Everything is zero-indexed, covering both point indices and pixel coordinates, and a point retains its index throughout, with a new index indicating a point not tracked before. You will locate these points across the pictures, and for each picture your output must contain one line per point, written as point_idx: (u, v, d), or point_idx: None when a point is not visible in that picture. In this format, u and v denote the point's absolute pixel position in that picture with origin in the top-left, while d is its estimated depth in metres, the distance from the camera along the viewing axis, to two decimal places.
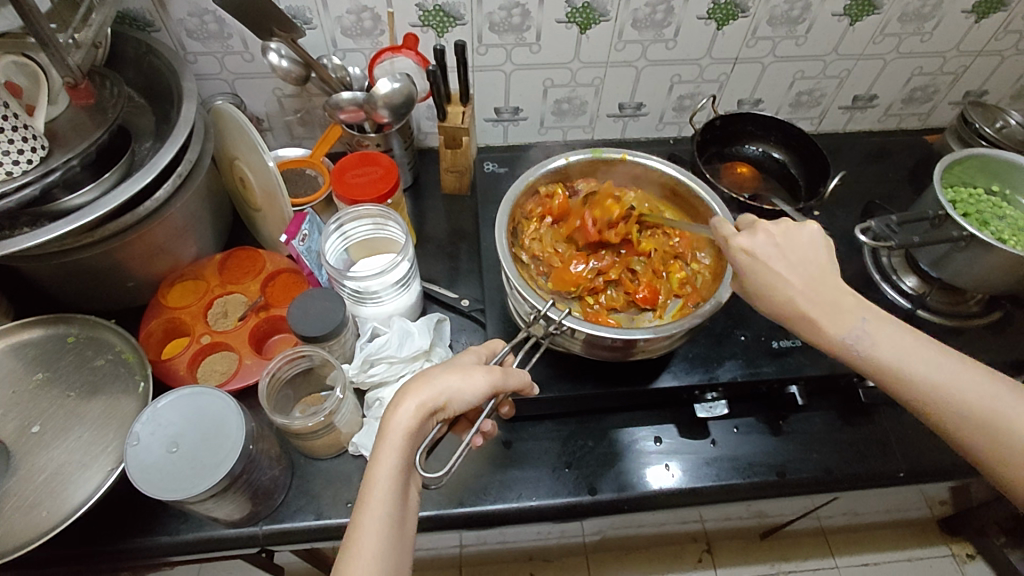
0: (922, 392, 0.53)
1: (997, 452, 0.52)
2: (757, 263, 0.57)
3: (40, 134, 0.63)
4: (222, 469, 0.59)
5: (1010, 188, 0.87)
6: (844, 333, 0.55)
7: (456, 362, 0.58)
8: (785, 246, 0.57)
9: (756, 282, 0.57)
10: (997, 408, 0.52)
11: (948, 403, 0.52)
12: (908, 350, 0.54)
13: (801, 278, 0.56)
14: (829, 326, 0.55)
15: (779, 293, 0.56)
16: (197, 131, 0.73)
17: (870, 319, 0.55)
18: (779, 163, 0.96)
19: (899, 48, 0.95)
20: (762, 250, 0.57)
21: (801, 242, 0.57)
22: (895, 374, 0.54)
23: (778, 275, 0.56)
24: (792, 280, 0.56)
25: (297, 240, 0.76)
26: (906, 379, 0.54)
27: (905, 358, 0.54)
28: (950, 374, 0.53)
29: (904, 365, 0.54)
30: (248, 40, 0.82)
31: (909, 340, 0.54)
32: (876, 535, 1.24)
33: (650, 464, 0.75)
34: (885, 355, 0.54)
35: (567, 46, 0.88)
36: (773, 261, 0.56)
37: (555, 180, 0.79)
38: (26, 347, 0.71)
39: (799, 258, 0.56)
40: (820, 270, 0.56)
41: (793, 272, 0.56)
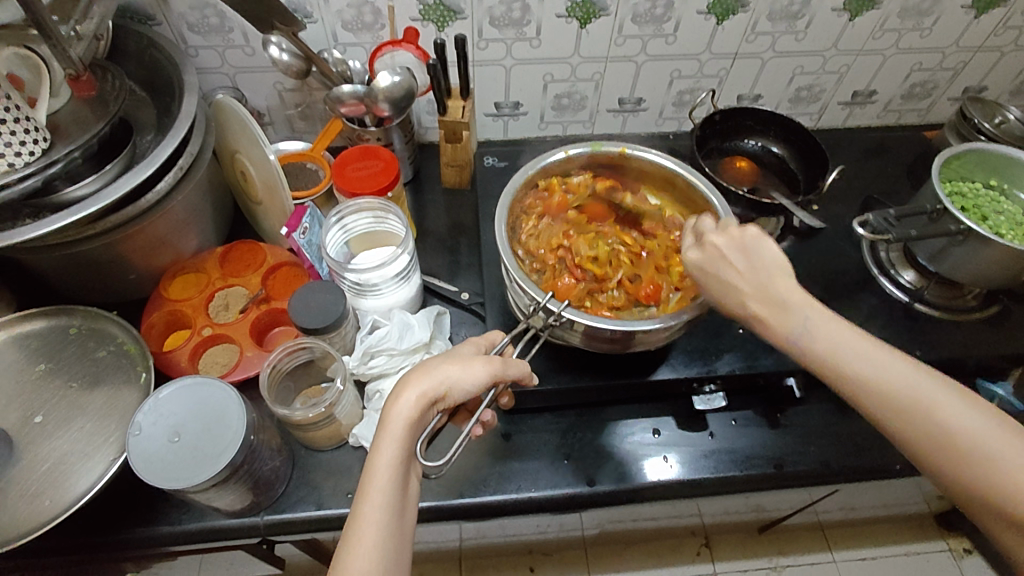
0: (857, 386, 0.51)
1: (941, 447, 0.48)
2: (706, 266, 0.59)
3: (42, 126, 0.64)
4: (222, 459, 0.59)
5: (1009, 183, 0.87)
6: (784, 330, 0.54)
7: (456, 352, 0.59)
8: (736, 250, 0.58)
9: (709, 283, 0.59)
10: (940, 407, 0.48)
11: (886, 398, 0.50)
12: (846, 343, 0.52)
13: (750, 281, 0.57)
14: (773, 323, 0.55)
15: (727, 293, 0.57)
16: (198, 124, 0.74)
17: (812, 315, 0.54)
18: (779, 158, 0.96)
19: (899, 43, 0.96)
20: (712, 257, 0.59)
21: (753, 252, 0.58)
22: (832, 366, 0.52)
23: (730, 276, 0.57)
24: (739, 282, 0.57)
25: (297, 233, 0.76)
26: (841, 371, 0.52)
27: (842, 351, 0.52)
28: (889, 368, 0.50)
29: (841, 357, 0.52)
30: (249, 34, 0.82)
31: (850, 335, 0.53)
32: (874, 530, 1.24)
33: (649, 456, 0.76)
34: (822, 348, 0.53)
35: (567, 40, 0.89)
36: (721, 266, 0.58)
37: (553, 173, 0.79)
38: (28, 338, 0.72)
39: (747, 262, 0.57)
40: (770, 272, 0.57)
41: (743, 277, 0.57)
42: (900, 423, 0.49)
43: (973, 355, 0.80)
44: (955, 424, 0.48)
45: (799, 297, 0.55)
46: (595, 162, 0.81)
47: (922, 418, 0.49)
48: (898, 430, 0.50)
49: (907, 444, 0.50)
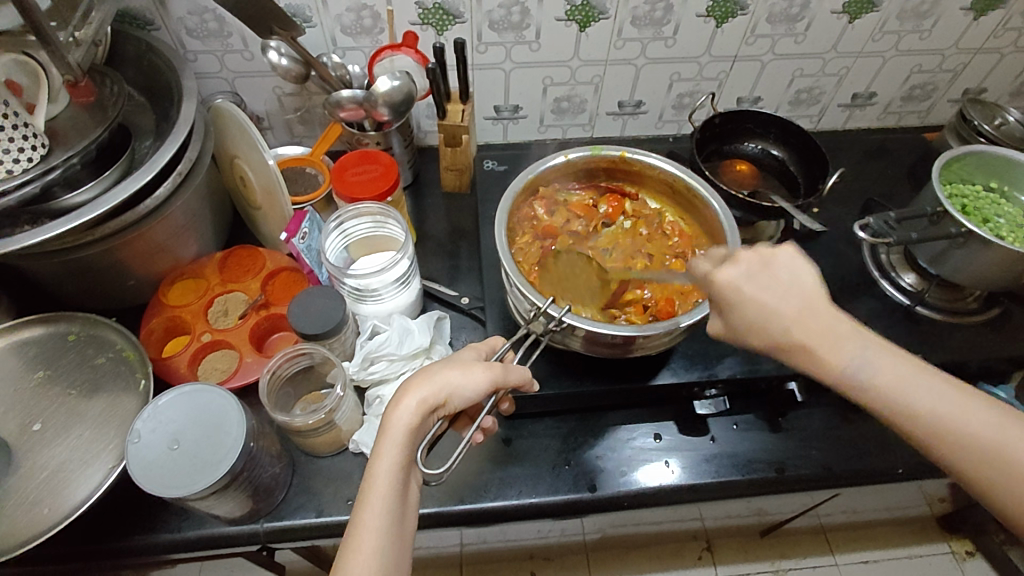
0: (923, 423, 0.50)
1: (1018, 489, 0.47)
2: (748, 290, 0.56)
3: (41, 132, 0.64)
4: (222, 466, 0.59)
5: (1009, 185, 0.87)
6: (839, 361, 0.52)
7: (456, 358, 0.58)
8: (775, 271, 0.56)
9: (750, 308, 0.55)
10: (1009, 443, 0.48)
11: (955, 435, 0.49)
12: (907, 376, 0.51)
13: (794, 307, 0.54)
14: (823, 352, 0.53)
15: (771, 319, 0.54)
16: (197, 129, 0.73)
17: (866, 347, 0.52)
18: (779, 160, 0.96)
19: (899, 45, 0.95)
20: (752, 279, 0.56)
21: (788, 272, 0.56)
22: (895, 402, 0.50)
23: (773, 302, 0.55)
24: (785, 306, 0.54)
25: (297, 238, 0.76)
26: (904, 407, 0.50)
27: (904, 385, 0.51)
28: (953, 405, 0.50)
29: (902, 392, 0.50)
30: (248, 38, 0.82)
31: (907, 366, 0.51)
32: (875, 532, 1.24)
33: (650, 461, 0.75)
34: (880, 383, 0.51)
35: (566, 44, 0.88)
36: (763, 290, 0.55)
37: (552, 177, 0.79)
38: (27, 345, 0.71)
39: (789, 286, 0.55)
40: (813, 298, 0.55)
41: (784, 301, 0.54)
42: (970, 461, 0.48)
43: (975, 358, 0.80)
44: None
45: (847, 325, 0.53)
46: (595, 167, 0.81)
47: (993, 454, 0.48)
48: (969, 468, 0.49)
49: (978, 482, 0.49)
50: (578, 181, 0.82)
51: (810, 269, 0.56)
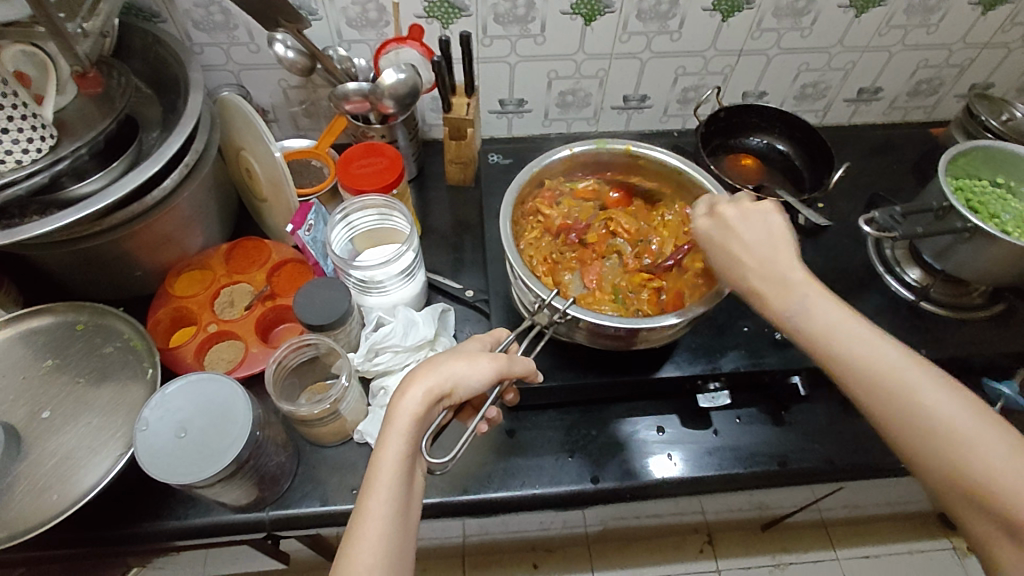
0: (841, 366, 0.51)
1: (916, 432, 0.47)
2: (716, 238, 0.60)
3: (49, 123, 0.64)
4: (228, 454, 0.59)
5: (1016, 180, 0.87)
6: (781, 303, 0.54)
7: (461, 349, 0.59)
8: (743, 225, 0.59)
9: (716, 255, 0.60)
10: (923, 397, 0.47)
11: (870, 381, 0.49)
12: (838, 323, 0.52)
13: (756, 256, 0.57)
14: (769, 294, 0.55)
15: (735, 265, 0.58)
16: (203, 121, 0.74)
17: (808, 295, 0.53)
18: (784, 155, 0.96)
19: (905, 40, 0.95)
20: (722, 230, 0.60)
21: (758, 228, 0.58)
22: (820, 344, 0.52)
23: (738, 249, 0.58)
24: (748, 256, 0.57)
25: (302, 230, 0.77)
26: (827, 350, 0.51)
27: (836, 332, 0.51)
28: (875, 356, 0.50)
29: (830, 337, 0.51)
30: (254, 31, 0.82)
31: (842, 316, 0.52)
32: (876, 527, 1.24)
33: (652, 453, 0.76)
34: (813, 326, 0.52)
35: (571, 37, 0.88)
36: (730, 240, 0.59)
37: (556, 171, 0.79)
38: (35, 334, 0.72)
39: (755, 238, 0.58)
40: (778, 251, 0.57)
41: (748, 251, 0.57)
42: (880, 405, 0.49)
43: (978, 353, 0.80)
44: (935, 408, 0.47)
45: (799, 275, 0.55)
46: (599, 160, 0.81)
47: (902, 406, 0.48)
48: (880, 413, 0.49)
49: (884, 428, 0.50)
50: (586, 170, 0.82)
51: (781, 226, 0.58)
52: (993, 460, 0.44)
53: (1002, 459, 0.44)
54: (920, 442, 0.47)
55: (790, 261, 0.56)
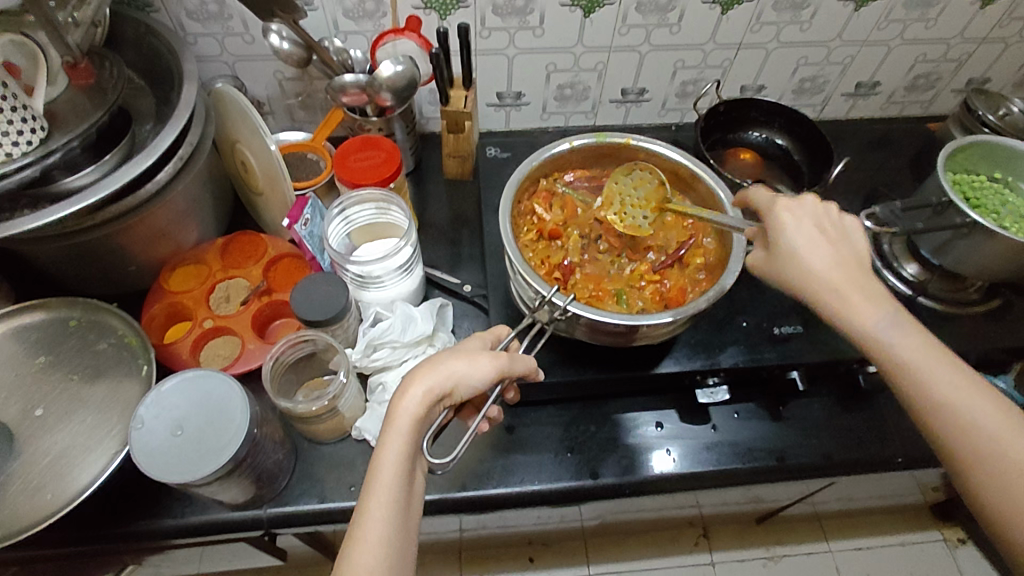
0: (930, 399, 0.51)
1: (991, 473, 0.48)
2: (803, 248, 0.57)
3: (39, 115, 0.62)
4: (225, 453, 0.59)
5: (1013, 175, 0.87)
6: (870, 324, 0.54)
7: (461, 347, 0.58)
8: (833, 247, 0.57)
9: (798, 263, 0.56)
10: (1007, 443, 0.48)
11: (954, 417, 0.50)
12: (924, 352, 0.52)
13: (841, 260, 0.56)
14: (853, 312, 0.55)
15: (824, 280, 0.55)
16: (197, 113, 0.72)
17: (898, 321, 0.54)
18: (783, 149, 0.96)
19: (904, 34, 0.95)
20: (811, 241, 0.57)
21: (841, 252, 0.57)
22: (905, 371, 0.52)
23: (828, 264, 0.56)
24: (838, 273, 0.55)
25: (298, 224, 0.76)
26: (913, 378, 0.52)
27: (922, 361, 0.52)
28: (964, 395, 0.51)
29: (918, 366, 0.52)
30: (248, 21, 0.81)
31: (930, 349, 0.53)
32: (869, 519, 1.26)
33: (651, 449, 0.76)
34: (901, 351, 0.53)
35: (570, 29, 0.88)
36: (820, 253, 0.56)
37: (554, 165, 0.79)
38: (27, 331, 0.71)
39: (843, 260, 0.56)
40: (861, 264, 0.57)
41: (831, 252, 0.56)
42: (961, 442, 0.50)
43: (974, 348, 0.81)
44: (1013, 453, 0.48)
45: (885, 302, 0.55)
46: (598, 154, 0.80)
47: (982, 448, 0.49)
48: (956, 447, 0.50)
49: (959, 464, 0.50)
50: (583, 164, 0.82)
51: (862, 248, 0.58)
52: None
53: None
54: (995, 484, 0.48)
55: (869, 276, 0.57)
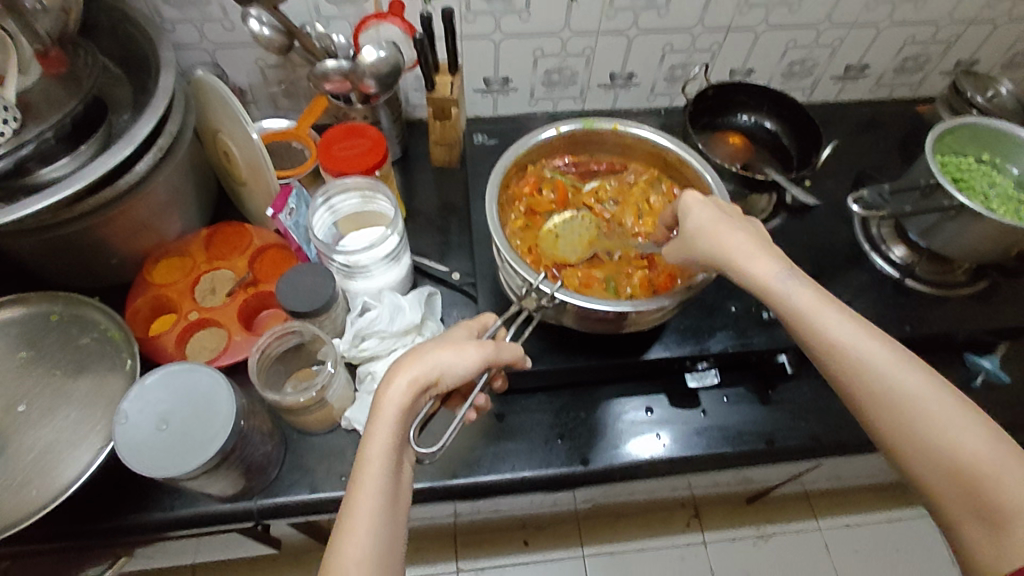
0: (833, 353, 0.53)
1: (891, 417, 0.50)
2: (706, 227, 0.59)
3: (12, 105, 0.61)
4: (212, 446, 0.58)
5: (1001, 157, 0.87)
6: (770, 284, 0.57)
7: (448, 337, 0.58)
8: (734, 223, 0.60)
9: (702, 242, 0.60)
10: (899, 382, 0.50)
11: (851, 363, 0.52)
12: (818, 306, 0.54)
13: (737, 235, 0.58)
14: (750, 278, 0.57)
15: (723, 256, 0.58)
16: (177, 102, 0.71)
17: (793, 278, 0.56)
18: (772, 133, 0.95)
19: (893, 16, 0.94)
20: (714, 223, 0.59)
21: (743, 229, 0.60)
22: (805, 324, 0.54)
23: (727, 238, 0.58)
24: (737, 246, 0.58)
25: (283, 214, 0.75)
26: (812, 330, 0.54)
27: (815, 311, 0.54)
28: (859, 342, 0.52)
29: (814, 318, 0.54)
30: (227, 7, 0.79)
31: (825, 302, 0.55)
32: (858, 498, 1.27)
33: (641, 434, 0.76)
34: (796, 305, 0.55)
35: (556, 14, 0.86)
36: (722, 229, 0.59)
37: (541, 151, 0.78)
38: (8, 325, 0.70)
39: (742, 232, 0.59)
40: (758, 236, 0.59)
41: (730, 229, 0.59)
42: (863, 388, 0.51)
43: (961, 329, 0.81)
44: (907, 391, 0.50)
45: (780, 264, 0.57)
46: (586, 140, 0.80)
47: (882, 390, 0.51)
48: (861, 397, 0.52)
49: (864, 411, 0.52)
50: (572, 150, 0.81)
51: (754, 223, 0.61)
52: (975, 446, 0.47)
53: (981, 443, 0.47)
54: (900, 427, 0.50)
55: (763, 245, 0.59)
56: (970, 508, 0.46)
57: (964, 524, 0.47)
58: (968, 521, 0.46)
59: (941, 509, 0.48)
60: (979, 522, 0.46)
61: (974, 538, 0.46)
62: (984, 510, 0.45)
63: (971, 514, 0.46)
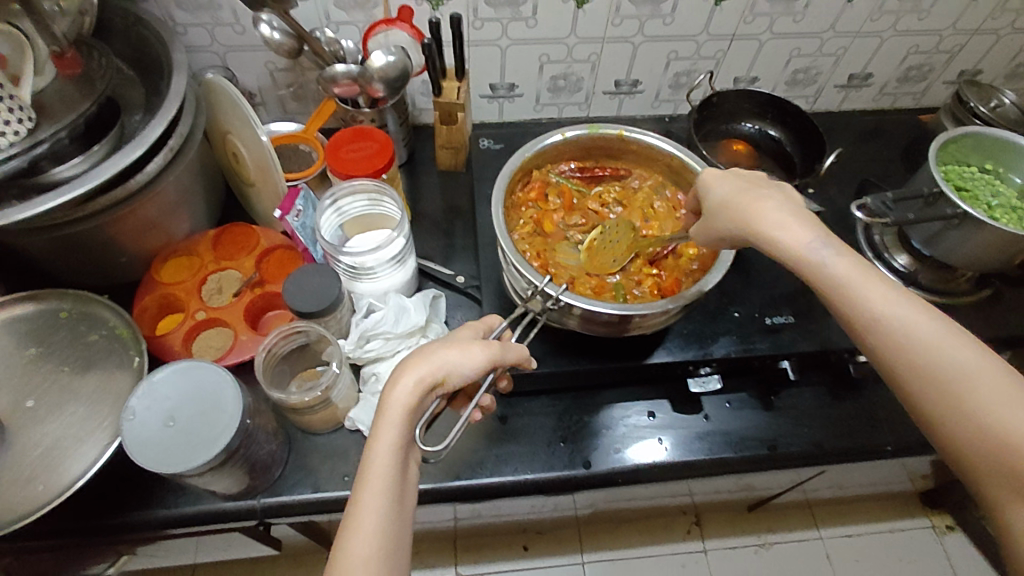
0: (870, 325, 0.52)
1: (931, 390, 0.49)
2: (738, 198, 0.61)
3: (27, 104, 0.62)
4: (218, 443, 0.59)
5: (1004, 166, 0.87)
6: (801, 252, 0.56)
7: (454, 337, 0.58)
8: (761, 193, 0.60)
9: (730, 213, 0.61)
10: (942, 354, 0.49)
11: (889, 335, 0.51)
12: (857, 277, 0.53)
13: (768, 206, 0.59)
14: (783, 246, 0.57)
15: (749, 225, 0.59)
16: (189, 103, 0.72)
17: (830, 247, 0.55)
18: (775, 141, 0.96)
19: (896, 26, 0.95)
20: (744, 195, 0.61)
21: (770, 197, 0.60)
22: (843, 294, 0.53)
23: (756, 207, 0.59)
24: (765, 214, 0.58)
25: (291, 215, 0.75)
26: (850, 299, 0.53)
27: (853, 281, 0.53)
28: (903, 314, 0.51)
29: (854, 288, 0.53)
30: (239, 11, 0.80)
31: (865, 272, 0.54)
32: (860, 507, 1.27)
33: (643, 438, 0.76)
34: (834, 274, 0.54)
35: (563, 20, 0.87)
36: (749, 200, 0.60)
37: (547, 155, 0.79)
38: (18, 322, 0.71)
39: (770, 202, 0.59)
40: (791, 208, 0.59)
41: (760, 201, 0.59)
42: (905, 361, 0.50)
43: None
44: (948, 364, 0.49)
45: (814, 233, 0.57)
46: (591, 146, 0.80)
47: (926, 364, 0.49)
48: (900, 371, 0.51)
49: (904, 386, 0.51)
50: (576, 155, 0.82)
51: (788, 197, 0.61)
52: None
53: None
54: (939, 402, 0.49)
55: (797, 215, 0.59)
56: (1015, 488, 0.45)
57: (1010, 502, 0.46)
58: (1013, 501, 0.45)
59: (984, 487, 0.47)
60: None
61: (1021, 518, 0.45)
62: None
63: (1016, 493, 0.45)
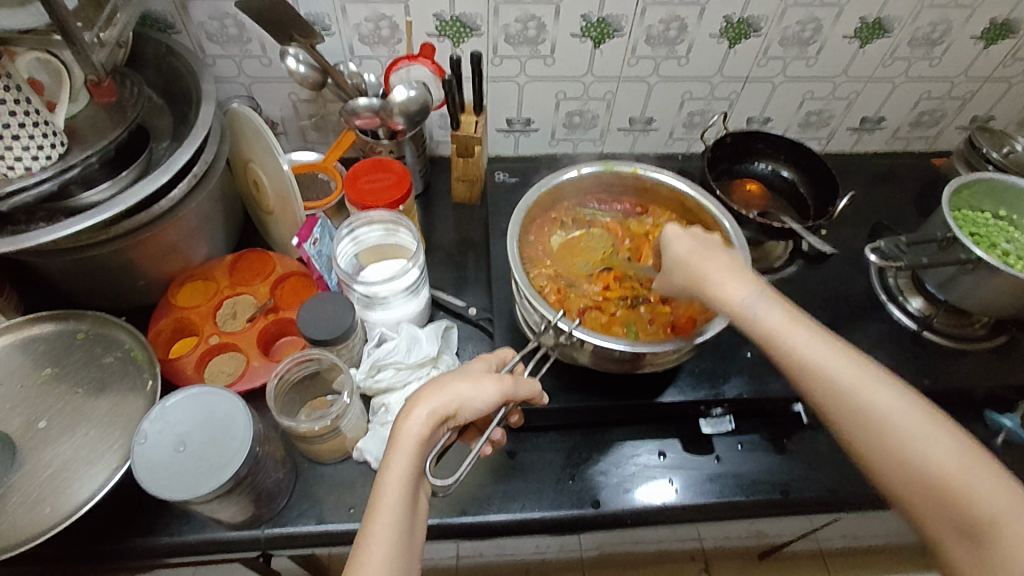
0: (803, 374, 0.53)
1: (866, 435, 0.51)
2: (682, 256, 0.61)
3: (60, 131, 0.64)
4: (228, 470, 0.58)
5: (1017, 213, 0.88)
6: (741, 307, 0.57)
7: (467, 370, 0.58)
8: (711, 249, 0.61)
9: (678, 267, 0.62)
10: (869, 397, 0.51)
11: (821, 383, 0.52)
12: (786, 326, 0.55)
13: (707, 259, 0.60)
14: (724, 304, 0.58)
15: (698, 283, 0.60)
16: (214, 132, 0.74)
17: (765, 299, 0.57)
18: (789, 182, 0.96)
19: (909, 72, 0.97)
20: (691, 248, 0.61)
21: (717, 250, 0.61)
22: (777, 343, 0.55)
23: (699, 262, 0.60)
24: (711, 272, 0.59)
25: (308, 243, 0.76)
26: (785, 347, 0.54)
27: (785, 330, 0.55)
28: (829, 360, 0.53)
29: (788, 339, 0.55)
30: (267, 44, 0.83)
31: (793, 319, 0.56)
32: (874, 558, 1.23)
33: (653, 479, 0.75)
34: (769, 327, 0.56)
35: (580, 60, 0.89)
36: (691, 254, 0.61)
37: (564, 193, 0.80)
38: (34, 342, 0.71)
39: (717, 261, 0.60)
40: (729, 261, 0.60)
41: (700, 257, 0.60)
42: (840, 407, 0.52)
43: (980, 384, 0.80)
44: (875, 404, 0.50)
45: (750, 286, 0.58)
46: (607, 184, 0.82)
47: (858, 410, 0.51)
48: (837, 417, 0.52)
49: (841, 431, 0.52)
50: (591, 194, 0.83)
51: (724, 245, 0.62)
52: (946, 460, 0.48)
53: (951, 454, 0.48)
54: (875, 446, 0.50)
55: (732, 262, 0.60)
56: (957, 528, 0.47)
57: (951, 544, 0.47)
58: (956, 542, 0.47)
59: (927, 526, 0.49)
60: (965, 540, 0.46)
61: (960, 555, 0.47)
62: (967, 528, 0.46)
63: (956, 534, 0.47)
